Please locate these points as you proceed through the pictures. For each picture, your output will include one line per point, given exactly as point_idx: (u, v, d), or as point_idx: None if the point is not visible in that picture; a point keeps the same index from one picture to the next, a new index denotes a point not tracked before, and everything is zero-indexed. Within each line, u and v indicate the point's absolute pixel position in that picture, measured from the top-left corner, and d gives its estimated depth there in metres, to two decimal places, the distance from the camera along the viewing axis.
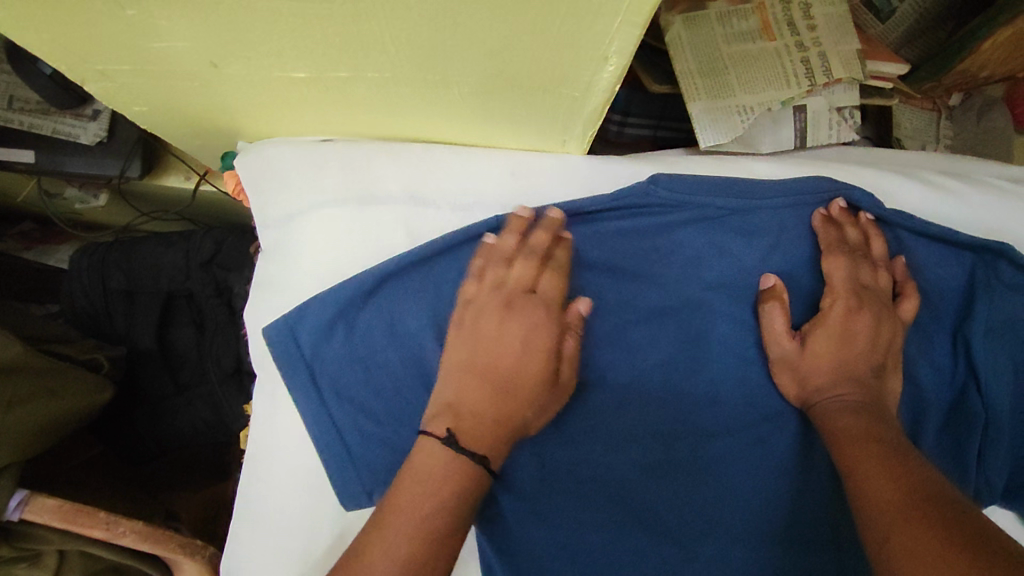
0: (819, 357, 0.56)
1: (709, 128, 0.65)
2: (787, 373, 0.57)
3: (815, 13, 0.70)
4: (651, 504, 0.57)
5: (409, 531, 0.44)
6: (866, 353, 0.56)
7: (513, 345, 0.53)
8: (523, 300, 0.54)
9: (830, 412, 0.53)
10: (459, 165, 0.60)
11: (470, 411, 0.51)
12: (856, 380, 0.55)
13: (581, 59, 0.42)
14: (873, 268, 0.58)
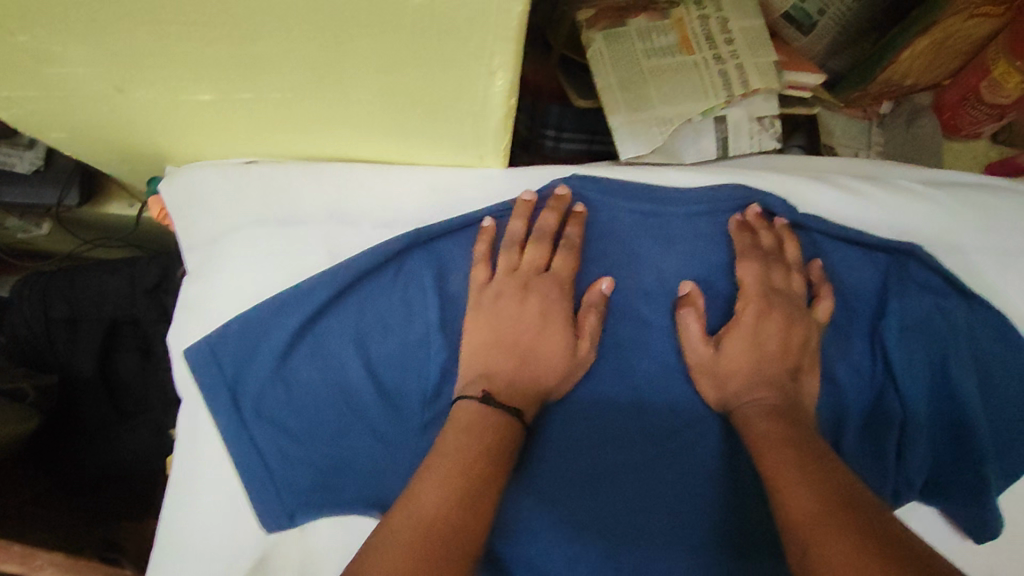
0: (732, 361, 0.56)
1: (628, 140, 0.67)
2: (706, 379, 0.57)
3: (732, 27, 0.71)
4: (575, 517, 0.57)
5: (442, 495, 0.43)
6: (780, 355, 0.57)
7: (531, 324, 0.56)
8: (536, 280, 0.57)
9: (748, 416, 0.53)
10: (380, 183, 0.60)
11: (503, 379, 0.54)
12: (771, 382, 0.55)
13: (471, 75, 0.43)
14: (785, 270, 0.60)
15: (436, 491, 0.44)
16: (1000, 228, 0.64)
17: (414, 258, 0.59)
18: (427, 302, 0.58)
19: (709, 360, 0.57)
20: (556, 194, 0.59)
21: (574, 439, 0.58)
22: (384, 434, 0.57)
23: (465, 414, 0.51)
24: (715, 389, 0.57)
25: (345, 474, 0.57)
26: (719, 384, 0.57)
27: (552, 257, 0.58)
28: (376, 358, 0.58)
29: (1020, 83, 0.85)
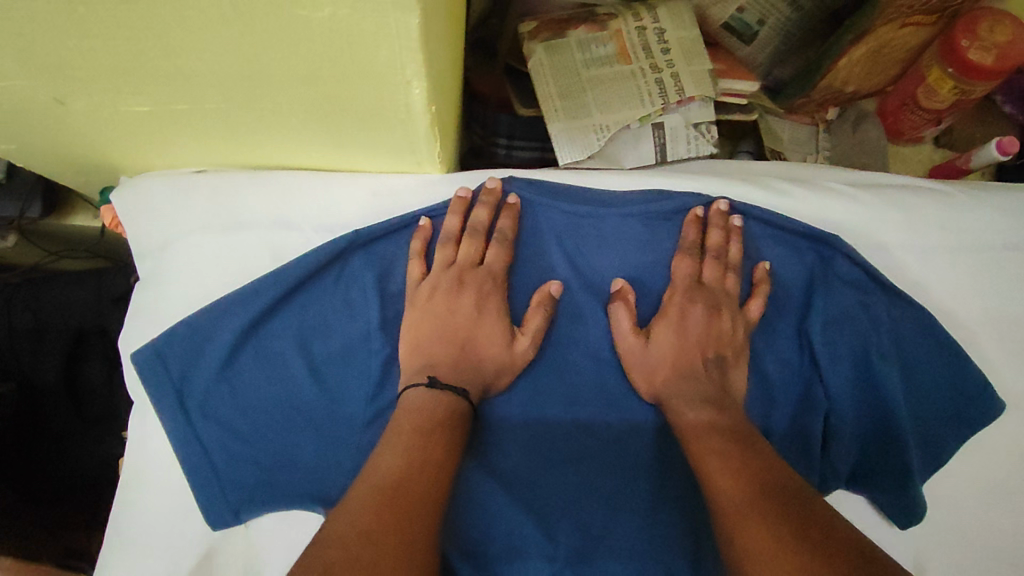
0: (659, 351, 0.60)
1: (565, 145, 0.70)
2: (635, 365, 0.60)
3: (669, 37, 0.74)
4: (511, 514, 0.58)
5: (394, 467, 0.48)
6: (705, 346, 0.60)
7: (469, 317, 0.59)
8: (471, 273, 0.59)
9: (677, 403, 0.58)
10: (323, 190, 0.62)
11: (452, 368, 0.57)
12: (690, 373, 0.59)
13: (388, 84, 0.45)
14: (720, 267, 0.63)
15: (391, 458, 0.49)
16: (929, 229, 0.66)
17: (356, 260, 0.61)
18: (369, 302, 0.60)
19: (636, 349, 0.60)
20: (487, 187, 0.61)
21: (513, 433, 0.60)
22: (328, 431, 0.59)
23: (415, 399, 0.54)
24: (643, 378, 0.60)
25: (289, 471, 0.59)
26: (645, 374, 0.60)
27: (486, 249, 0.60)
28: (320, 358, 0.60)
29: (954, 88, 0.89)
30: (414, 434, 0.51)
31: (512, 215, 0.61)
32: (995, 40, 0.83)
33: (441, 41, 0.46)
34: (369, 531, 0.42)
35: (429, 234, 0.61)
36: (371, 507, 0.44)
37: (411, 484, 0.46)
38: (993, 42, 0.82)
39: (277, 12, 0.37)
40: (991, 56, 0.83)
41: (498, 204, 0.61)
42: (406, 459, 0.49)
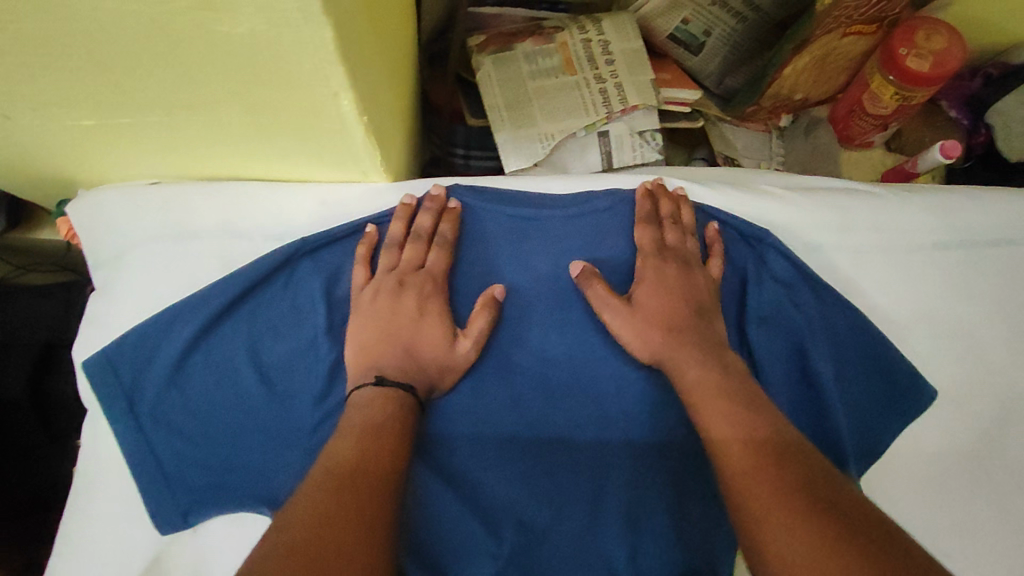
0: (646, 309, 0.60)
1: (512, 154, 0.73)
2: (626, 326, 0.60)
3: (613, 49, 0.77)
4: (455, 514, 0.59)
5: (342, 458, 0.50)
6: (685, 292, 0.61)
7: (410, 318, 0.59)
8: (412, 276, 0.61)
9: (680, 359, 0.57)
10: (272, 199, 0.64)
11: (392, 370, 0.57)
12: (682, 322, 0.59)
13: (317, 95, 0.47)
14: (675, 228, 0.65)
15: (338, 450, 0.51)
16: (859, 229, 0.69)
17: (303, 266, 0.63)
18: (316, 307, 0.62)
19: (622, 312, 0.60)
20: (431, 194, 0.64)
21: (457, 433, 0.61)
22: (275, 433, 0.60)
23: (363, 397, 0.55)
24: (637, 340, 0.59)
25: (236, 473, 0.60)
26: (637, 336, 0.59)
27: (428, 253, 0.62)
28: (268, 363, 0.61)
29: (896, 95, 0.92)
30: (363, 427, 0.52)
31: (453, 220, 0.63)
32: (931, 48, 0.86)
33: (369, 55, 0.48)
34: (322, 511, 0.44)
35: (375, 241, 0.63)
36: (330, 491, 0.46)
37: (368, 470, 0.49)
38: (929, 50, 0.85)
39: (198, 30, 0.39)
40: (928, 63, 0.86)
41: (442, 209, 0.64)
42: (360, 445, 0.51)
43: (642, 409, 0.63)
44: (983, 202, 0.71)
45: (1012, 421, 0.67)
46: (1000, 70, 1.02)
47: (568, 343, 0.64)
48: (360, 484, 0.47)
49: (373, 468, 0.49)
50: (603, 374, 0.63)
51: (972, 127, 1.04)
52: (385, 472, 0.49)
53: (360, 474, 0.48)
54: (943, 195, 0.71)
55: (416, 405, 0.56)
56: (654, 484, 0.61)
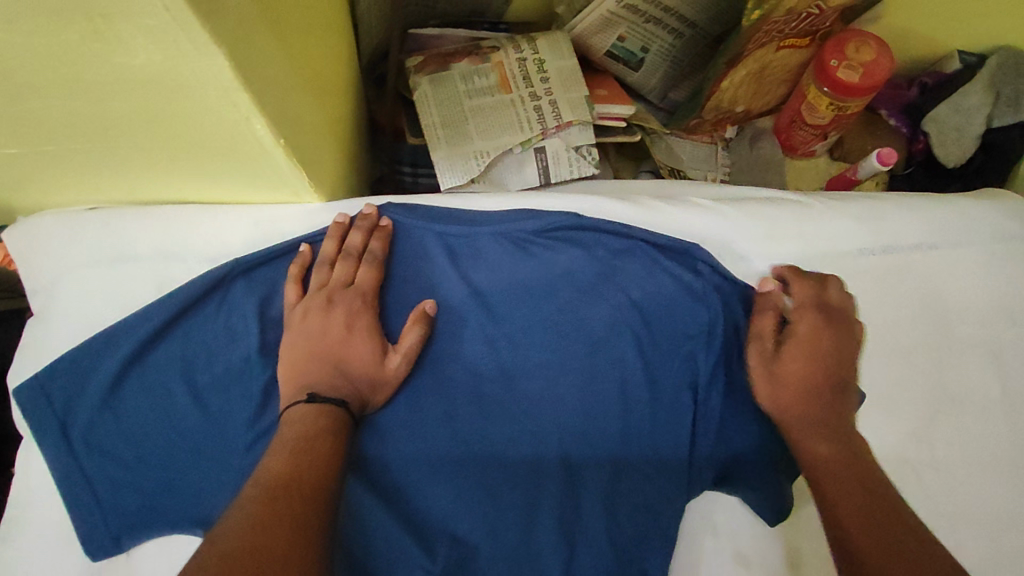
0: (790, 363, 0.61)
1: (447, 171, 0.75)
2: (768, 370, 0.62)
3: (548, 67, 0.79)
4: (388, 532, 0.59)
5: (271, 475, 0.50)
6: (830, 368, 0.62)
7: (339, 335, 0.59)
8: (341, 293, 0.61)
9: (806, 433, 0.59)
10: (206, 222, 0.65)
11: (320, 388, 0.57)
12: (815, 394, 0.60)
13: (229, 121, 0.48)
14: (841, 291, 0.66)
15: (266, 466, 0.51)
16: (786, 239, 0.70)
17: (237, 287, 0.64)
18: (248, 327, 0.62)
19: (767, 358, 0.62)
20: (362, 213, 0.65)
21: (390, 449, 0.61)
22: (207, 455, 0.60)
23: (295, 413, 0.55)
24: (777, 389, 0.61)
25: (169, 496, 0.60)
26: (774, 384, 0.61)
27: (358, 271, 0.63)
28: (202, 384, 0.62)
29: (830, 105, 0.94)
30: (296, 444, 0.52)
31: (383, 238, 0.65)
32: (861, 60, 0.89)
33: (281, 81, 0.50)
34: (261, 523, 0.45)
35: (307, 261, 0.64)
36: (263, 503, 0.47)
37: (302, 484, 0.49)
38: (859, 62, 0.89)
39: (96, 60, 0.40)
40: (858, 74, 0.89)
41: (372, 228, 0.65)
42: (292, 460, 0.51)
43: (574, 419, 0.64)
44: (906, 209, 0.73)
45: (938, 422, 0.69)
46: (935, 78, 1.05)
47: (501, 357, 0.65)
48: (281, 499, 0.48)
49: (300, 483, 0.50)
50: (537, 386, 0.64)
51: (911, 134, 1.07)
52: (312, 488, 0.50)
53: (284, 488, 0.49)
54: (869, 203, 0.73)
55: (347, 420, 0.57)
56: (588, 493, 0.62)
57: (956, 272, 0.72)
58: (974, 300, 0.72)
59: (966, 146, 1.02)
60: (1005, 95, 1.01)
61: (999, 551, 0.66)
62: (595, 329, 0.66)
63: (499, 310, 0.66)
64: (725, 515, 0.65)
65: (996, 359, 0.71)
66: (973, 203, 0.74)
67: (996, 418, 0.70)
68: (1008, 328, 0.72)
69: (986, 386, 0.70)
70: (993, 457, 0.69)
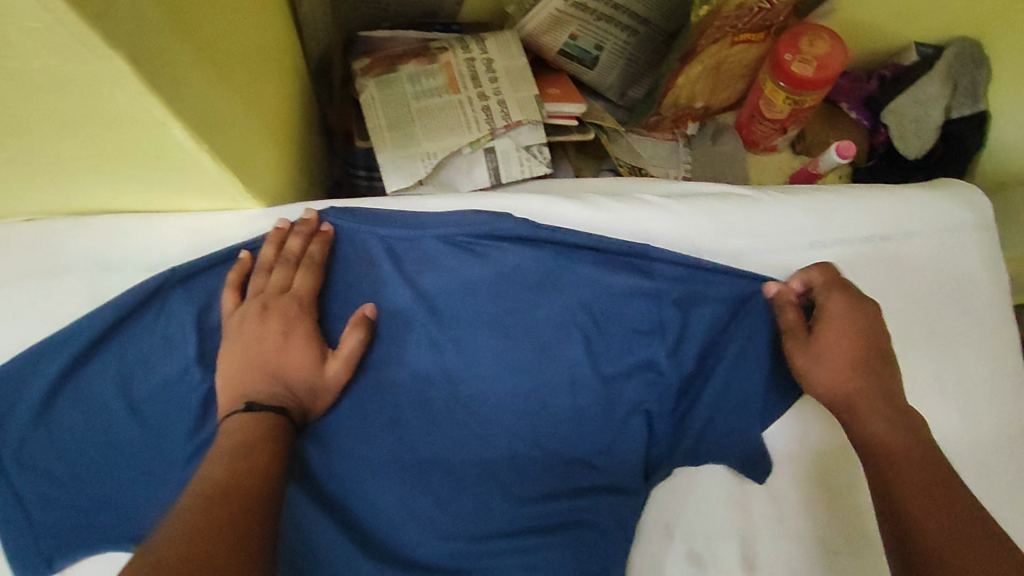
0: (824, 343, 0.62)
1: (393, 174, 0.74)
2: (808, 355, 0.62)
3: (496, 67, 0.78)
4: (330, 544, 0.56)
5: (208, 483, 0.48)
6: (870, 341, 0.62)
7: (275, 342, 0.58)
8: (277, 300, 0.60)
9: (861, 412, 0.60)
10: (143, 231, 0.63)
11: (255, 398, 0.55)
12: (860, 370, 0.61)
13: (143, 127, 0.46)
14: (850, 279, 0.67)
15: (202, 476, 0.49)
16: (736, 234, 0.70)
17: (175, 297, 0.62)
18: (185, 337, 0.61)
19: (804, 343, 0.63)
20: (301, 218, 0.64)
21: (334, 456, 0.59)
22: (143, 469, 0.58)
23: (232, 424, 0.53)
24: (819, 372, 0.62)
25: (104, 513, 0.58)
26: (817, 367, 0.62)
27: (295, 277, 0.62)
28: (138, 397, 0.60)
29: (787, 99, 0.93)
30: (235, 453, 0.51)
31: (323, 243, 0.64)
32: (815, 53, 0.88)
33: (200, 85, 0.48)
34: (198, 527, 0.43)
35: (246, 268, 0.62)
36: (201, 507, 0.45)
37: (241, 490, 0.48)
38: (813, 55, 0.88)
39: None
40: (812, 67, 0.88)
41: (313, 233, 0.64)
42: (231, 467, 0.49)
43: (523, 422, 0.62)
44: (857, 201, 0.72)
45: None
46: (892, 71, 1.05)
47: (447, 361, 0.63)
48: (215, 507, 0.46)
49: (237, 489, 0.48)
50: (484, 390, 0.63)
51: (872, 126, 1.07)
52: (250, 495, 0.48)
53: (219, 495, 0.47)
54: (821, 195, 0.72)
55: (286, 428, 0.55)
56: (541, 496, 0.60)
57: (909, 262, 0.72)
58: (927, 291, 0.72)
59: (926, 138, 1.02)
60: (963, 86, 1.00)
61: None
62: (544, 330, 0.65)
63: (445, 313, 0.64)
64: (680, 511, 0.64)
65: (951, 351, 0.71)
66: (923, 193, 0.74)
67: (953, 412, 0.69)
68: (962, 319, 0.72)
69: (941, 379, 0.70)
70: (951, 452, 0.68)
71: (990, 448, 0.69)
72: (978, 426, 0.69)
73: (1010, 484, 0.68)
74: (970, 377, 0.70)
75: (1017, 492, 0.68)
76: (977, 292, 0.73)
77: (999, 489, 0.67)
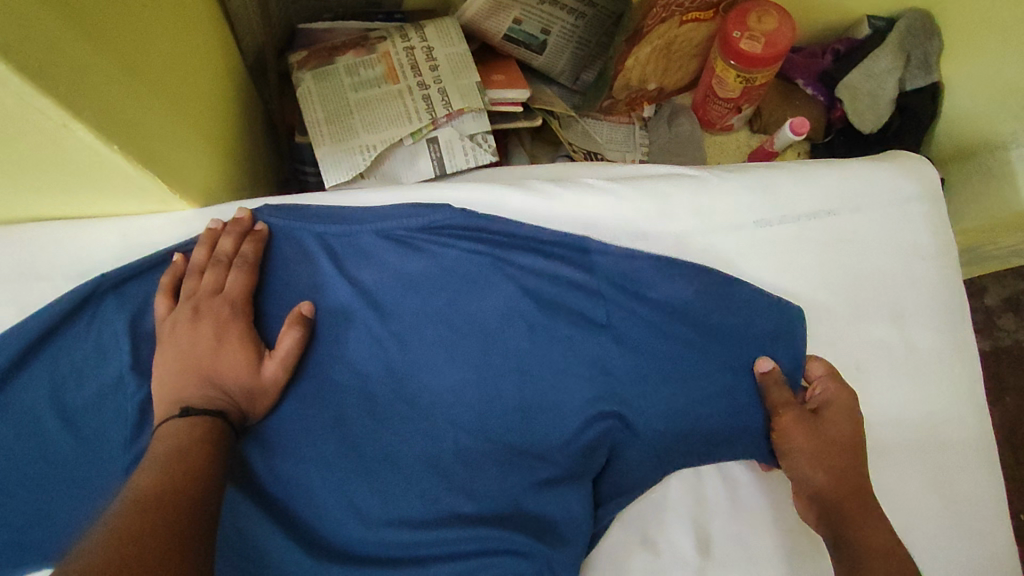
0: (829, 429, 0.61)
1: (332, 168, 0.73)
2: (806, 433, 0.61)
3: (437, 55, 0.77)
4: (274, 548, 0.55)
5: (140, 488, 0.46)
6: (857, 447, 0.61)
7: (208, 345, 0.56)
8: (208, 302, 0.58)
9: (859, 514, 0.57)
10: (70, 239, 0.61)
11: (188, 403, 0.53)
12: (855, 465, 0.60)
13: (46, 131, 0.45)
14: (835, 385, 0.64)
15: (132, 482, 0.47)
16: (681, 214, 0.69)
17: (108, 303, 0.61)
18: (119, 344, 0.59)
19: (803, 420, 0.61)
20: (234, 218, 0.62)
21: (276, 458, 0.58)
22: (82, 481, 0.57)
23: (169, 429, 0.51)
24: (808, 453, 0.60)
25: (42, 527, 0.57)
26: (806, 449, 0.60)
27: (228, 278, 0.60)
28: (73, 408, 0.59)
29: (738, 78, 0.92)
30: (168, 457, 0.48)
31: (256, 242, 0.62)
32: (762, 29, 0.87)
33: (105, 84, 0.46)
34: (130, 535, 0.41)
35: (179, 271, 0.61)
36: (131, 513, 0.43)
37: (176, 493, 0.45)
38: (760, 32, 0.86)
39: None
40: (760, 44, 0.87)
41: (245, 232, 0.62)
42: (164, 474, 0.47)
43: (469, 414, 0.61)
44: (803, 177, 0.72)
45: None
46: (846, 45, 1.04)
47: (390, 356, 0.62)
48: (145, 510, 0.43)
49: (171, 493, 0.45)
50: (427, 385, 0.62)
51: (829, 102, 1.05)
52: (183, 498, 0.46)
53: (151, 498, 0.44)
54: (765, 172, 0.72)
55: (224, 431, 0.53)
56: (490, 489, 0.59)
57: (857, 236, 0.72)
58: (874, 266, 0.71)
59: (880, 112, 1.01)
60: (916, 57, 0.99)
61: (909, 521, 0.65)
62: (487, 321, 0.64)
63: (387, 308, 0.63)
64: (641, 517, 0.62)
65: (901, 324, 0.70)
66: (870, 165, 0.74)
67: (902, 386, 0.69)
68: (910, 291, 0.72)
69: (889, 353, 0.69)
70: (900, 426, 0.68)
71: (938, 422, 0.69)
72: (930, 397, 0.69)
73: (957, 456, 0.68)
74: (919, 349, 0.70)
75: (964, 465, 0.68)
76: (924, 264, 0.72)
77: (946, 462, 0.68)
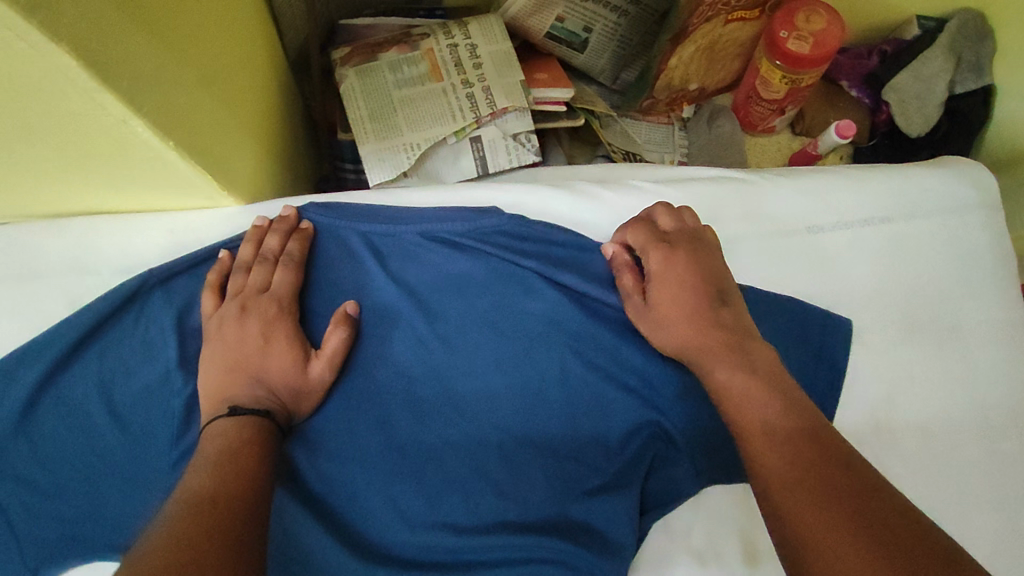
0: (660, 309, 0.57)
1: (375, 167, 0.72)
2: (649, 324, 0.59)
3: (480, 52, 0.76)
4: (321, 550, 0.55)
5: (192, 489, 0.45)
6: (702, 287, 0.57)
7: (255, 343, 0.56)
8: (255, 300, 0.58)
9: (709, 358, 0.53)
10: (118, 233, 0.62)
11: (235, 402, 0.53)
12: (698, 319, 0.55)
13: (104, 126, 0.44)
14: (670, 219, 0.62)
15: (184, 482, 0.47)
16: (729, 218, 0.68)
17: (153, 299, 0.61)
18: (166, 340, 0.59)
19: (642, 314, 0.59)
20: (281, 215, 0.62)
21: (322, 460, 0.57)
22: (130, 476, 0.57)
23: (217, 430, 0.51)
24: (660, 334, 0.57)
25: (91, 520, 0.57)
26: (663, 332, 0.57)
27: (274, 275, 0.60)
28: (121, 403, 0.59)
29: (783, 78, 0.90)
30: (218, 458, 0.48)
31: (302, 239, 0.62)
32: (811, 29, 0.85)
33: (161, 79, 0.46)
34: (186, 536, 0.40)
35: (225, 268, 0.61)
36: (186, 514, 0.43)
37: (228, 495, 0.45)
38: (808, 31, 0.84)
39: None
40: (808, 45, 0.84)
41: (291, 230, 0.62)
42: (213, 474, 0.46)
43: (514, 418, 0.60)
44: (851, 181, 0.71)
45: (900, 403, 0.66)
46: (894, 46, 1.01)
47: (433, 359, 0.61)
48: (199, 512, 0.43)
49: (223, 495, 0.45)
50: (471, 388, 0.61)
51: (874, 105, 1.03)
52: (235, 500, 0.45)
53: (205, 500, 0.44)
54: (815, 176, 0.71)
55: (272, 433, 0.53)
56: (534, 495, 0.58)
57: (909, 243, 0.70)
58: (928, 274, 0.69)
59: (929, 114, 0.97)
60: (967, 62, 0.96)
61: (966, 539, 0.63)
62: (531, 324, 0.63)
63: (433, 308, 0.63)
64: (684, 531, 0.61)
65: (956, 334, 0.68)
66: (923, 172, 0.72)
67: (957, 399, 0.67)
68: (966, 302, 0.69)
69: (944, 365, 0.67)
70: (955, 439, 0.66)
71: (996, 436, 0.66)
72: (986, 410, 0.67)
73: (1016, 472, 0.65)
74: (975, 362, 0.68)
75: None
76: (980, 274, 0.70)
77: (1005, 478, 0.65)
